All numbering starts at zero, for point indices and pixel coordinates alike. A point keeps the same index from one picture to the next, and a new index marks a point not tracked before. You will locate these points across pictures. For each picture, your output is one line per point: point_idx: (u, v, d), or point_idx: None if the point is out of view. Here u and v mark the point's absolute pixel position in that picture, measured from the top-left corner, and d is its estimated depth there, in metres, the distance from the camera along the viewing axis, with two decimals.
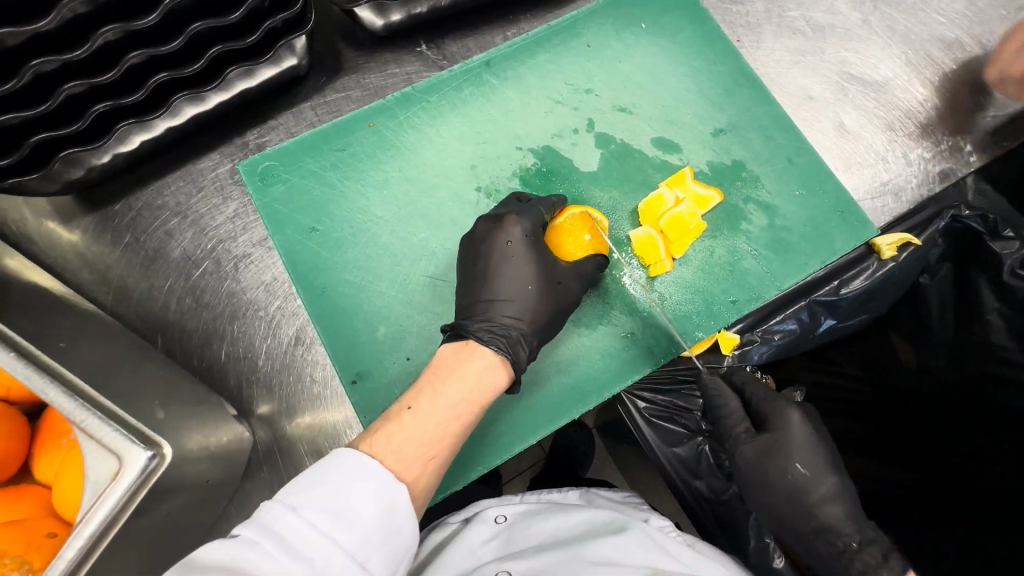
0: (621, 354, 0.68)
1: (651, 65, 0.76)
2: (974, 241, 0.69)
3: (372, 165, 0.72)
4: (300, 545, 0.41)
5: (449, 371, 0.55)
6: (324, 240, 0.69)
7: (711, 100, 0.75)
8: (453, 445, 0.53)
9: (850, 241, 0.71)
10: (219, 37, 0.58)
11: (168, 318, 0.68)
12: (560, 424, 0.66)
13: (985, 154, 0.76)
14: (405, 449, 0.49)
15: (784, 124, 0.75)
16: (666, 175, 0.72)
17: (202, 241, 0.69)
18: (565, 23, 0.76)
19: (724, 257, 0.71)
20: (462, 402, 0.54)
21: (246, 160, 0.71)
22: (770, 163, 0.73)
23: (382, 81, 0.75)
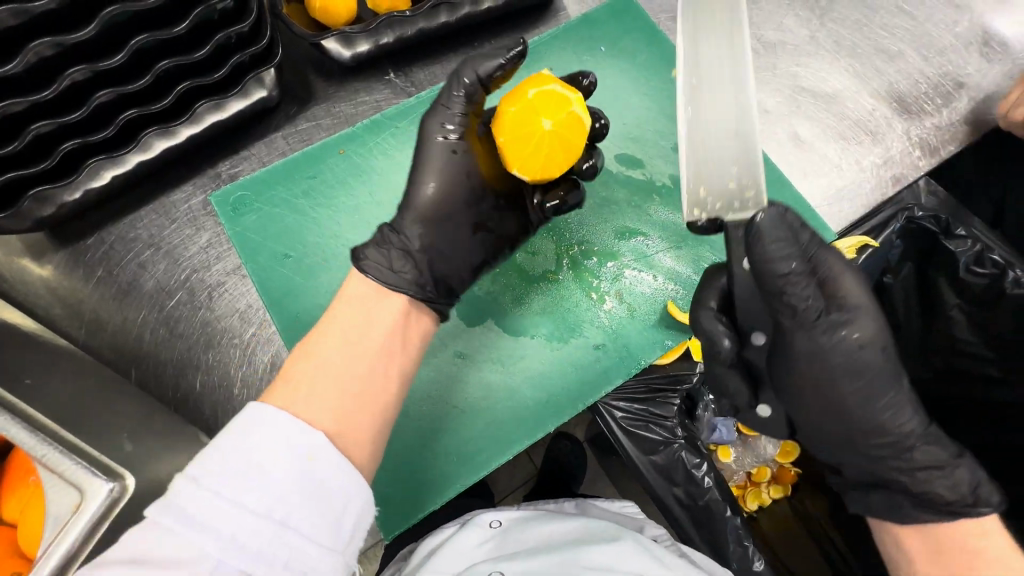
0: (594, 365, 0.68)
1: (612, 84, 0.79)
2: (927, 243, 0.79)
3: (343, 190, 0.74)
4: (215, 507, 0.41)
5: (347, 315, 0.54)
6: (298, 266, 0.72)
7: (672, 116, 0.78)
8: (367, 384, 0.51)
9: None
10: (187, 73, 0.60)
11: (142, 350, 0.68)
12: (536, 438, 0.66)
13: (932, 158, 0.80)
14: (310, 385, 0.49)
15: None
16: (631, 189, 0.74)
17: (176, 271, 0.70)
18: (527, 48, 0.79)
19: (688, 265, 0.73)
20: (358, 346, 0.52)
21: (219, 191, 0.72)
22: None
23: (353, 109, 0.77)
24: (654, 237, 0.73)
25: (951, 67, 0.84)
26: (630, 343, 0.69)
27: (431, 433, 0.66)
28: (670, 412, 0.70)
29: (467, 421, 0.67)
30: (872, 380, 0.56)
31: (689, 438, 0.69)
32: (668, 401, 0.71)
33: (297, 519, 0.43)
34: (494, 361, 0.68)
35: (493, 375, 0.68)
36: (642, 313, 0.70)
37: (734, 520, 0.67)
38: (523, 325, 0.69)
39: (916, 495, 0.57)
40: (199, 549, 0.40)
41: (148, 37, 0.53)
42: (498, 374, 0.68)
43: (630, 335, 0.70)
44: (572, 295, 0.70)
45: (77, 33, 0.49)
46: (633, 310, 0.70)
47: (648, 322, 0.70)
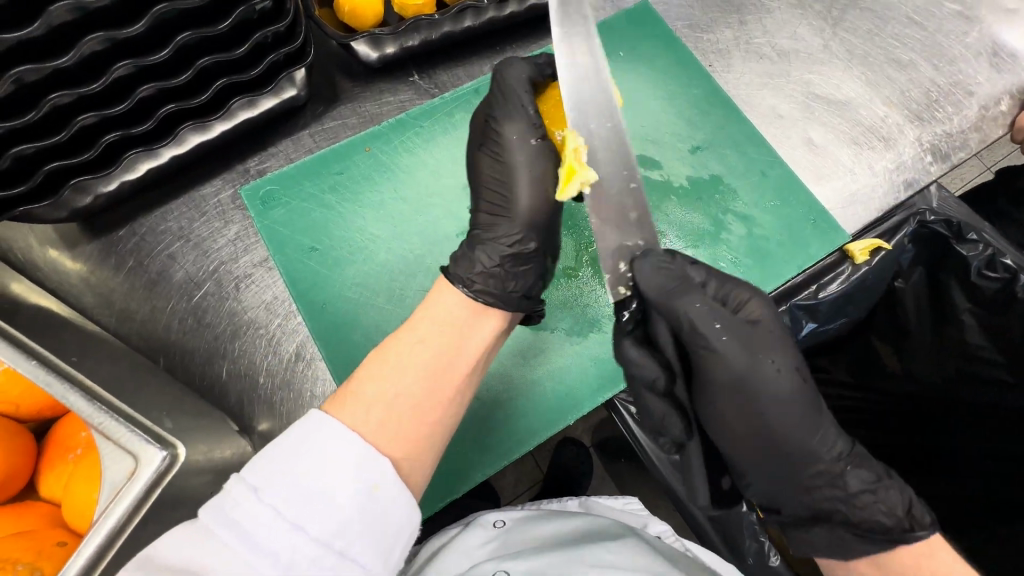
0: (613, 360, 0.70)
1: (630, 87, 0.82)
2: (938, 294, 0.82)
3: (369, 186, 0.76)
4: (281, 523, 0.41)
5: (418, 330, 0.55)
6: (324, 259, 0.73)
7: (688, 120, 0.81)
8: (433, 410, 0.52)
9: (824, 247, 0.77)
10: (225, 70, 0.62)
11: (170, 339, 0.69)
12: (556, 430, 0.68)
13: (943, 164, 0.82)
14: (382, 409, 0.49)
15: (756, 140, 0.81)
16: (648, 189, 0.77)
17: (204, 263, 0.71)
18: (548, 52, 0.82)
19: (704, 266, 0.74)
20: (428, 369, 0.53)
21: (248, 184, 0.74)
22: (745, 176, 0.79)
23: (378, 109, 0.79)
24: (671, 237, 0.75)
25: (961, 76, 0.86)
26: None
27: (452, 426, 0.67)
28: None
29: (488, 413, 0.68)
30: (798, 416, 0.57)
31: None
32: None
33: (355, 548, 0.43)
34: (516, 354, 0.69)
35: (514, 369, 0.69)
36: None
37: (750, 515, 0.68)
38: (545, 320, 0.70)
39: (855, 525, 0.58)
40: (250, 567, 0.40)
41: (192, 34, 0.55)
42: (519, 368, 0.69)
43: None
44: (592, 291, 0.72)
45: (127, 29, 0.51)
46: None
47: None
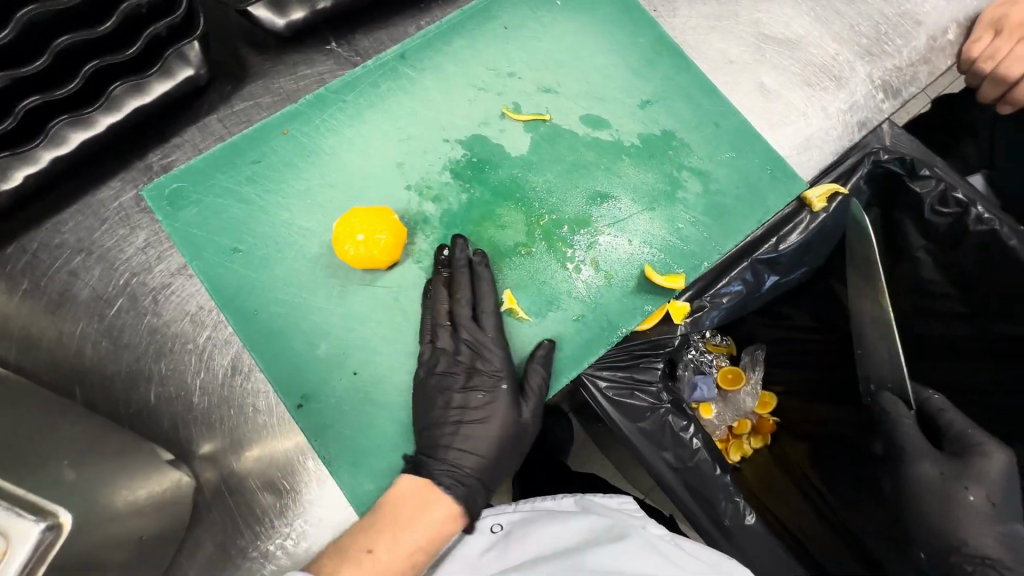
0: (576, 337, 0.67)
1: (570, 39, 0.75)
2: (902, 413, 0.80)
3: (289, 175, 0.67)
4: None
5: (411, 517, 0.55)
6: (248, 261, 0.65)
7: (634, 71, 0.75)
8: (416, 567, 0.54)
9: (781, 198, 0.74)
10: (94, 51, 0.53)
11: (85, 366, 0.62)
12: (525, 416, 0.64)
13: (895, 101, 0.80)
14: (365, 565, 0.52)
15: (707, 87, 0.76)
16: (597, 151, 0.71)
17: (113, 277, 0.63)
18: (480, 6, 0.74)
19: (664, 231, 0.71)
20: (414, 552, 0.54)
21: (151, 184, 0.65)
22: (697, 130, 0.75)
23: (293, 84, 0.71)
24: (627, 201, 0.70)
25: (909, 6, 0.83)
26: (609, 313, 0.68)
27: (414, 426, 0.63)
28: (653, 377, 0.69)
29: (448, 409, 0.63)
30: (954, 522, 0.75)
31: (674, 402, 0.69)
32: (652, 364, 0.70)
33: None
34: None
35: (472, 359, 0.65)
36: (620, 279, 0.68)
37: (724, 478, 0.67)
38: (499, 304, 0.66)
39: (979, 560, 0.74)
40: None
41: (38, 7, 0.47)
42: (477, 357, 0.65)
43: (609, 301, 0.68)
44: (547, 268, 0.67)
45: None
46: (611, 278, 0.68)
47: (627, 290, 0.68)
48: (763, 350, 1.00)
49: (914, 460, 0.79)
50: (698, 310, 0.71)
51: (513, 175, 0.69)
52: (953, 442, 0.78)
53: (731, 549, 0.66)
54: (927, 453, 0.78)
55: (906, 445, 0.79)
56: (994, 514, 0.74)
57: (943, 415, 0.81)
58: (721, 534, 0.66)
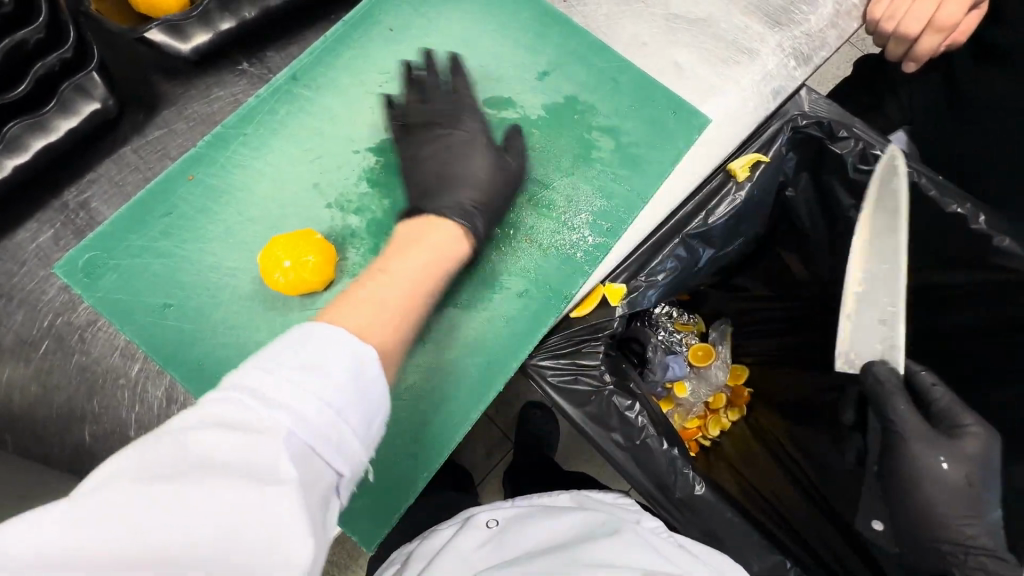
0: (523, 312, 0.69)
1: (465, 32, 0.76)
2: (896, 387, 0.74)
3: (207, 219, 0.69)
4: (254, 432, 0.39)
5: (422, 235, 0.64)
6: (182, 312, 0.66)
7: (528, 47, 0.77)
8: (425, 297, 0.59)
9: (688, 138, 0.77)
10: None
11: (14, 413, 0.60)
12: (490, 398, 0.67)
13: (806, 67, 0.82)
14: (377, 304, 0.54)
15: (601, 50, 0.78)
16: (506, 131, 0.74)
17: (37, 319, 0.63)
18: (359, 12, 0.74)
19: (589, 191, 0.74)
20: (428, 266, 0.61)
21: (61, 261, 0.65)
22: (598, 90, 0.77)
23: (207, 108, 0.71)
24: (547, 173, 0.74)
25: None
26: (552, 282, 0.70)
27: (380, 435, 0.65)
28: (594, 361, 0.69)
29: (414, 408, 0.66)
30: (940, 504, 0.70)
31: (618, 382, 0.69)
32: (596, 348, 0.70)
33: (334, 499, 0.43)
34: (423, 340, 0.68)
35: (428, 356, 0.67)
36: (554, 248, 0.71)
37: (672, 451, 0.68)
38: (444, 300, 0.69)
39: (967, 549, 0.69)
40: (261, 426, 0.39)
41: None
42: (432, 352, 0.67)
43: (548, 271, 0.71)
44: (486, 259, 0.70)
45: None
46: (545, 248, 0.71)
47: (563, 256, 0.71)
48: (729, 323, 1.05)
49: (904, 446, 0.73)
50: (635, 291, 0.72)
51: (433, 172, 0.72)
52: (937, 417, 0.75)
53: (688, 521, 0.68)
54: (923, 435, 0.72)
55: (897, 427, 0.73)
56: (973, 496, 0.69)
57: (934, 391, 0.76)
58: (673, 507, 0.67)
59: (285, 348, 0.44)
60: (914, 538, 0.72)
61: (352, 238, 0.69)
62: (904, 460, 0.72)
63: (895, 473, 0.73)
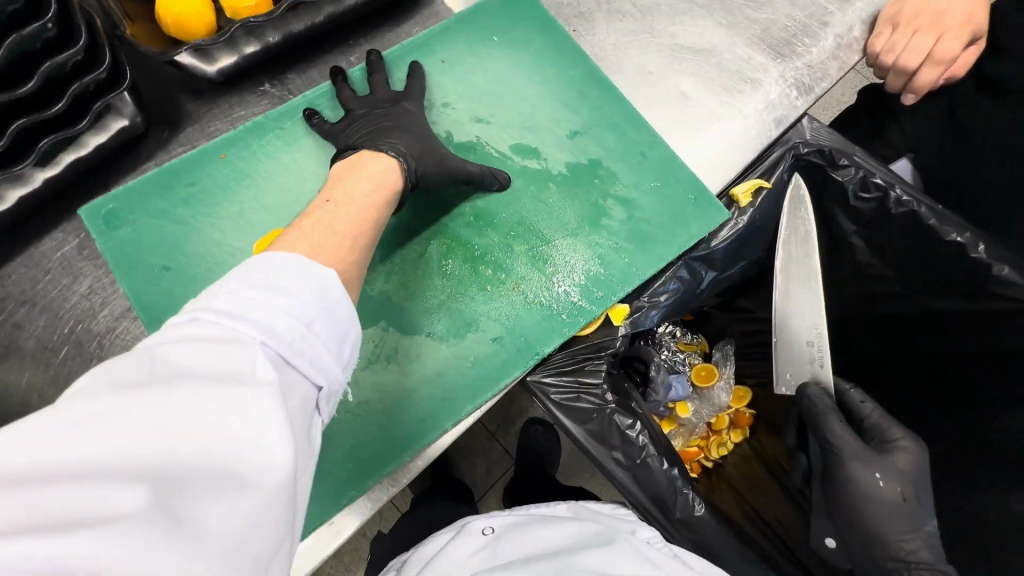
0: (493, 359, 0.68)
1: (505, 72, 0.79)
2: (828, 408, 0.81)
3: (226, 199, 0.71)
4: (229, 342, 0.40)
5: (352, 172, 0.63)
6: (179, 278, 0.68)
7: (566, 101, 0.79)
8: (374, 228, 0.59)
9: (704, 225, 0.76)
10: (22, 109, 0.55)
11: (32, 416, 0.62)
12: (438, 432, 0.65)
13: (808, 97, 0.84)
14: (325, 242, 0.54)
15: (636, 122, 0.79)
16: (526, 178, 0.75)
17: (58, 325, 0.65)
18: (418, 41, 0.78)
19: (587, 259, 0.73)
20: (373, 191, 0.62)
21: (88, 204, 0.68)
22: (625, 159, 0.78)
23: (229, 126, 0.73)
24: (550, 227, 0.73)
25: (816, 9, 0.88)
26: (529, 334, 0.69)
27: (340, 436, 0.64)
28: (597, 379, 0.71)
29: (372, 421, 0.65)
30: (886, 515, 0.76)
31: (620, 402, 0.71)
32: (598, 367, 0.71)
33: (315, 415, 0.45)
34: (396, 354, 0.67)
35: (389, 377, 0.66)
36: (539, 302, 0.70)
37: (672, 471, 0.69)
38: (422, 327, 0.68)
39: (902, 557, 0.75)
40: (239, 337, 0.41)
41: None
42: (396, 373, 0.66)
43: (529, 323, 0.69)
44: (468, 293, 0.70)
45: None
46: (532, 301, 0.70)
47: (546, 313, 0.70)
48: (733, 343, 1.05)
49: (847, 464, 0.78)
50: (637, 311, 0.75)
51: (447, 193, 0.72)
52: (870, 431, 0.82)
53: (685, 541, 0.68)
54: (859, 455, 0.78)
55: (839, 450, 0.79)
56: (909, 510, 0.76)
57: (863, 408, 0.83)
58: (671, 527, 0.68)
59: (249, 269, 0.45)
60: (864, 555, 0.78)
61: None
62: (843, 480, 0.78)
63: (840, 492, 0.78)
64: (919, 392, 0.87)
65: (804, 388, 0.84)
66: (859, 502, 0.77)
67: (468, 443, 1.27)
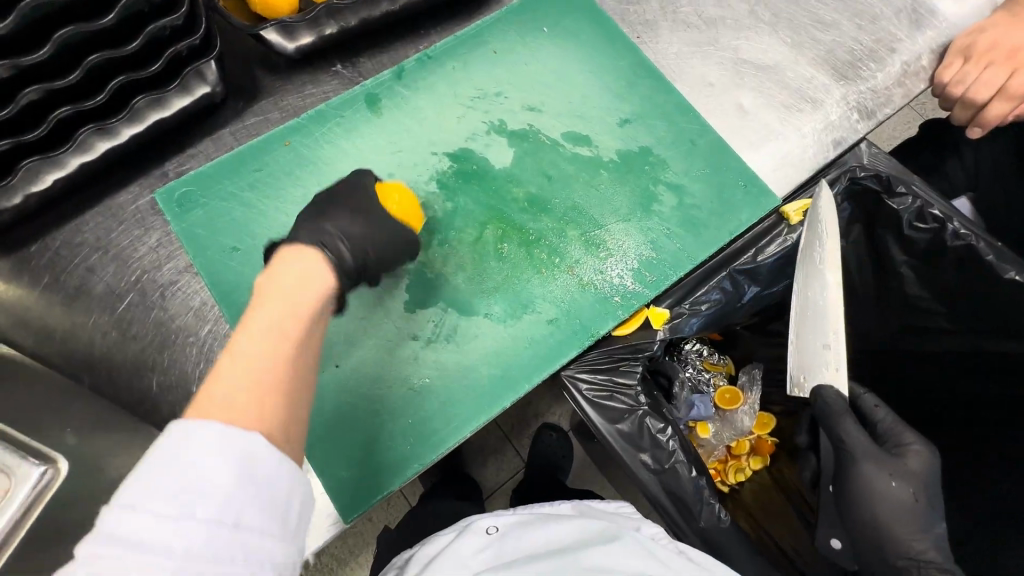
0: (548, 340, 0.68)
1: (556, 64, 0.80)
2: (843, 410, 0.73)
3: (291, 182, 0.74)
4: (200, 406, 0.43)
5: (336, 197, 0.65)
6: (247, 259, 0.71)
7: (616, 94, 0.80)
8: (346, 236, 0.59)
9: (753, 215, 0.76)
10: (121, 68, 0.59)
11: (95, 355, 0.66)
12: (493, 414, 0.64)
13: (869, 121, 0.83)
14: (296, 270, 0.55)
15: (685, 110, 0.80)
16: (579, 166, 0.75)
17: (125, 273, 0.69)
18: (471, 32, 0.80)
19: (640, 244, 0.73)
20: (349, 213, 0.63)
21: (163, 187, 0.72)
22: (674, 148, 0.78)
23: (300, 102, 0.77)
24: (603, 212, 0.74)
25: (884, 34, 0.87)
26: (583, 317, 0.69)
27: (386, 415, 0.64)
28: (632, 381, 0.70)
29: (424, 399, 0.64)
30: (899, 517, 0.71)
31: (652, 405, 0.70)
32: (632, 367, 0.71)
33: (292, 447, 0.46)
34: (448, 335, 0.67)
35: (447, 355, 0.66)
36: (595, 286, 0.71)
37: (699, 479, 0.69)
38: (477, 305, 0.68)
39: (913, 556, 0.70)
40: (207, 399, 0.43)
41: (73, 30, 0.53)
42: (452, 353, 0.66)
43: (584, 306, 0.70)
44: (523, 274, 0.70)
45: None
46: (587, 284, 0.70)
47: (600, 296, 0.70)
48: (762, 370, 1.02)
49: (857, 463, 0.73)
50: (677, 317, 0.73)
51: (500, 184, 0.73)
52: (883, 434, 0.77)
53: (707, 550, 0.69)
54: (872, 455, 0.73)
55: (851, 448, 0.73)
56: (920, 510, 0.71)
57: (878, 413, 0.78)
58: (694, 535, 0.68)
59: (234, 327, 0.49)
60: (873, 553, 0.73)
61: None
62: (852, 479, 0.73)
63: (848, 491, 0.73)
64: (959, 431, 0.85)
65: (816, 388, 0.74)
66: (867, 503, 0.72)
67: (484, 440, 1.27)
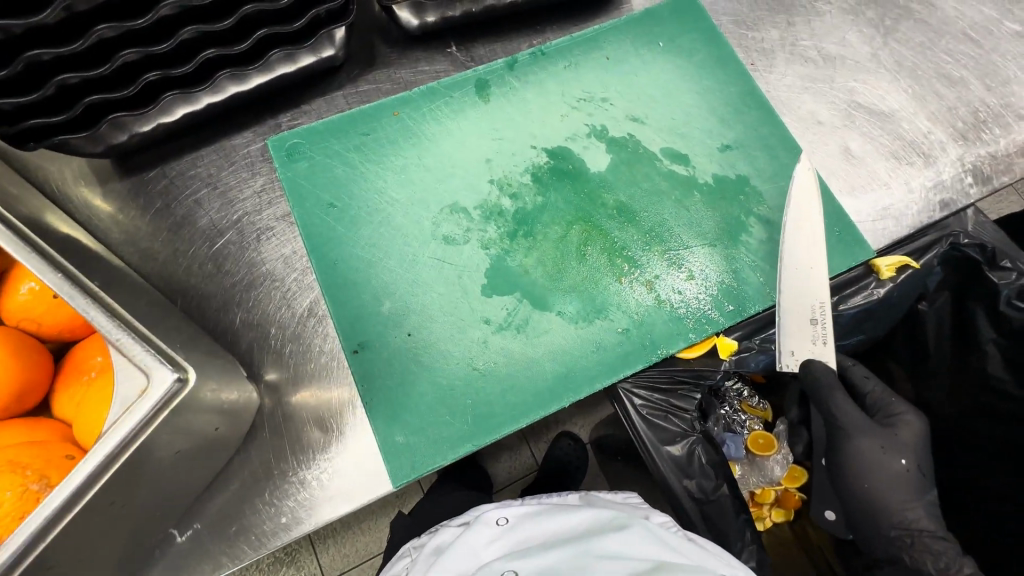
0: (616, 349, 0.68)
1: (665, 79, 0.80)
2: (833, 383, 0.71)
3: (393, 150, 0.75)
4: None
5: None
6: (342, 215, 0.72)
7: (721, 118, 0.79)
8: None
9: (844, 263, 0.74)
10: (266, 20, 0.63)
11: (190, 282, 0.70)
12: (549, 411, 0.65)
13: (984, 187, 0.79)
14: None
15: (789, 146, 0.78)
16: (673, 184, 0.75)
17: (229, 212, 0.73)
18: (588, 35, 0.81)
19: (722, 271, 0.72)
20: None
21: (276, 136, 0.75)
22: (774, 181, 0.76)
23: (412, 77, 0.79)
24: (690, 233, 0.73)
25: (1013, 98, 0.83)
26: (653, 333, 0.69)
27: (448, 391, 0.65)
28: (689, 406, 0.70)
29: (486, 382, 0.66)
30: (888, 491, 0.73)
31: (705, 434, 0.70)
32: (689, 394, 0.70)
33: None
34: (519, 326, 0.68)
35: (515, 345, 0.67)
36: (671, 305, 0.70)
37: (740, 515, 0.68)
38: (552, 301, 0.69)
39: (908, 527, 0.72)
40: None
41: None
42: (521, 344, 0.67)
43: (658, 323, 0.69)
44: (602, 279, 0.70)
45: None
46: (663, 301, 0.70)
47: (674, 315, 0.70)
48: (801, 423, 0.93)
49: (849, 437, 0.74)
50: (744, 351, 0.72)
51: (592, 189, 0.74)
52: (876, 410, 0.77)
53: None
54: (865, 429, 0.74)
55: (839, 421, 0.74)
56: (916, 480, 0.73)
57: (867, 383, 0.77)
58: None
59: None
60: (868, 523, 0.75)
61: (490, 219, 0.72)
62: (846, 453, 0.75)
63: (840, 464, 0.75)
64: None
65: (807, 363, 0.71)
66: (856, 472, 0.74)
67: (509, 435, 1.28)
